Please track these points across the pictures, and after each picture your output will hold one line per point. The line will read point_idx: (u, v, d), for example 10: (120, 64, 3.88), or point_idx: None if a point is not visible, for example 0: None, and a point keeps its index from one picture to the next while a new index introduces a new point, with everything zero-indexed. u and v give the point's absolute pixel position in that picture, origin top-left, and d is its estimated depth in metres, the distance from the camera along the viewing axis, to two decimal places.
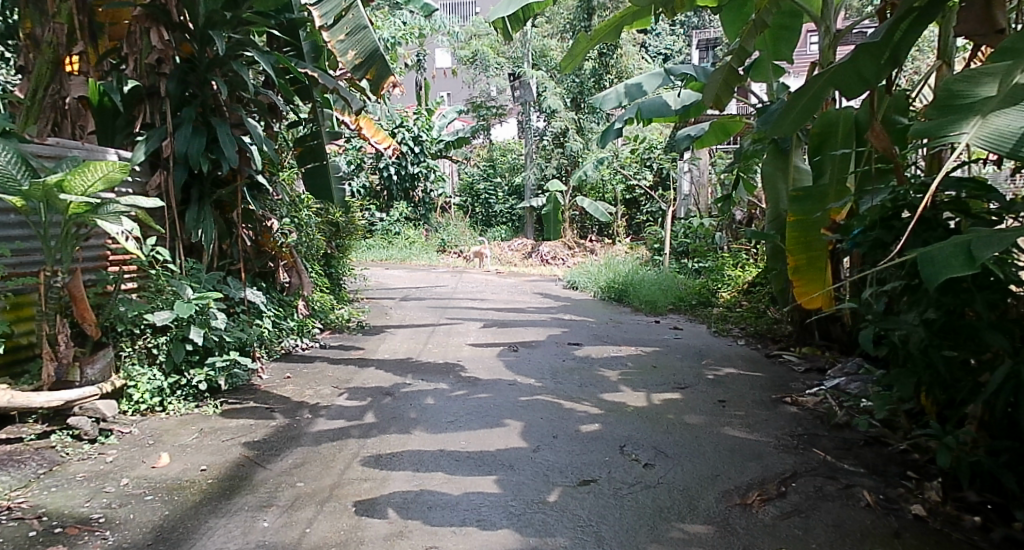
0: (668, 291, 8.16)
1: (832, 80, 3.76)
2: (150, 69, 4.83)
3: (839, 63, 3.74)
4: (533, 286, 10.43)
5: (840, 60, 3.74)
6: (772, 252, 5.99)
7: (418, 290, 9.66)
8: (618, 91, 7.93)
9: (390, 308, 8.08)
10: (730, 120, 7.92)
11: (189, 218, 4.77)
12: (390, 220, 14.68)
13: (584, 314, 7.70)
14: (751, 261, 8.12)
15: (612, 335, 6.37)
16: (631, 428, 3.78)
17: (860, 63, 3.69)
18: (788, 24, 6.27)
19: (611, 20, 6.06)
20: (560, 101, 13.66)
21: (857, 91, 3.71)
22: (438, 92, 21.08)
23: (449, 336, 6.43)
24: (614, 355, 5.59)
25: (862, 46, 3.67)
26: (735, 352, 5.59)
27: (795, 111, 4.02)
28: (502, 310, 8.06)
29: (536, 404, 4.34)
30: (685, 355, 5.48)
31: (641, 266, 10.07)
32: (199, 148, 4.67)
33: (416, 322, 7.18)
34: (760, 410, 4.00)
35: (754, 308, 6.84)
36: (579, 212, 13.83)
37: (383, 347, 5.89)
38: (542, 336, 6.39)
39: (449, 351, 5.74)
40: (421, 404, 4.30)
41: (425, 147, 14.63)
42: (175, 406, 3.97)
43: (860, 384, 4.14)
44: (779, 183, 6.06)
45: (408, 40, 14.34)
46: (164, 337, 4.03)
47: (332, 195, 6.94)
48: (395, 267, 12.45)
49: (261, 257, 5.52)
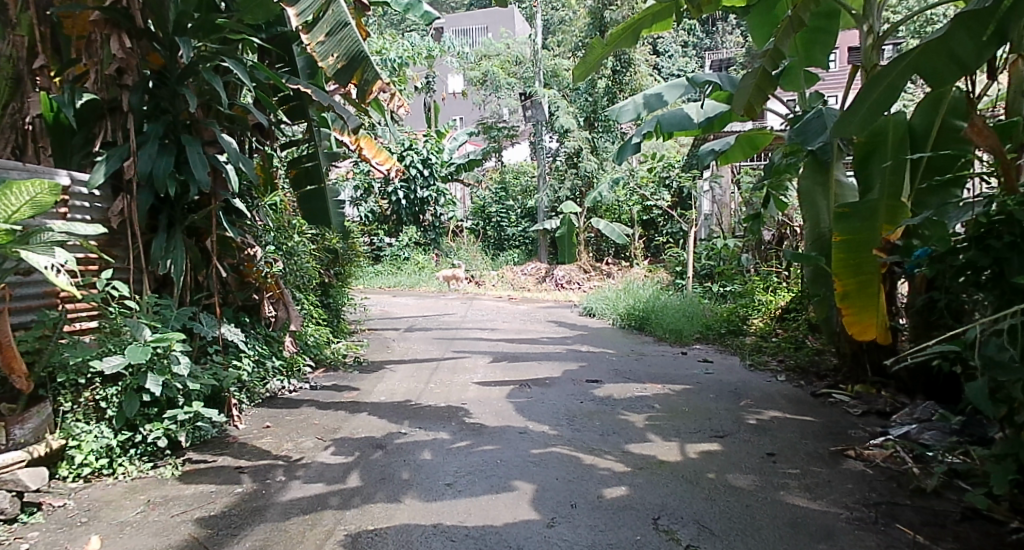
0: (694, 319, 7.53)
1: (921, 59, 3.50)
2: (112, 82, 4.26)
3: (932, 38, 3.48)
4: (547, 313, 9.82)
5: (934, 36, 3.47)
6: (814, 276, 5.40)
7: (424, 320, 9.05)
8: (636, 102, 7.24)
9: (392, 340, 7.49)
10: (759, 133, 7.36)
11: (155, 248, 4.19)
12: (399, 245, 14.14)
13: (604, 345, 7.08)
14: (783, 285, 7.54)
15: (635, 371, 5.73)
16: (665, 495, 3.16)
17: (955, 41, 3.43)
18: (823, 26, 5.69)
19: (630, 21, 5.49)
20: (573, 120, 13.16)
21: (954, 74, 3.44)
22: (450, 116, 20.65)
23: (455, 372, 5.83)
24: (638, 394, 4.96)
25: (960, 20, 3.41)
26: (776, 390, 4.95)
27: (872, 99, 3.64)
28: (513, 341, 7.45)
29: (551, 458, 3.74)
30: (721, 395, 4.84)
31: (663, 290, 9.45)
32: (165, 169, 4.08)
33: (419, 356, 6.58)
34: (819, 468, 3.36)
35: (791, 338, 6.25)
36: (595, 235, 13.24)
37: (381, 387, 5.30)
38: (557, 372, 5.77)
39: (453, 392, 5.14)
40: (416, 460, 3.70)
41: (435, 170, 14.24)
42: (126, 469, 3.40)
43: (936, 433, 3.50)
44: (818, 200, 5.57)
45: (416, 60, 13.92)
46: (116, 387, 3.46)
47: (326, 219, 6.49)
48: (402, 294, 11.89)
49: (243, 289, 4.96)
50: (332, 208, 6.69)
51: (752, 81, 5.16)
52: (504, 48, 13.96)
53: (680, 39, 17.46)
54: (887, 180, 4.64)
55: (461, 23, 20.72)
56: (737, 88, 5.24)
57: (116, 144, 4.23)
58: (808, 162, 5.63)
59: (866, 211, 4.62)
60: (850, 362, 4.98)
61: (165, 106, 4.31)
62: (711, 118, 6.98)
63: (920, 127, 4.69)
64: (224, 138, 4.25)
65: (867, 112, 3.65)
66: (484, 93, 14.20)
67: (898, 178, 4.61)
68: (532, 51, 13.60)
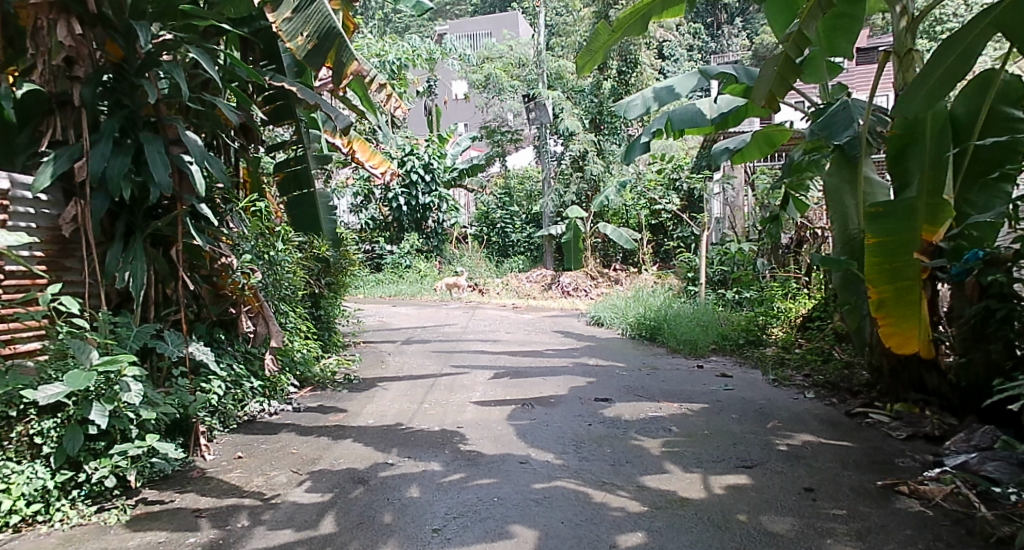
0: (709, 328, 7.05)
1: (1000, 18, 3.48)
2: (60, 73, 3.76)
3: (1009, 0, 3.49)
4: (552, 322, 9.34)
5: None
6: (842, 282, 4.95)
7: (423, 331, 8.58)
8: (645, 96, 6.74)
9: (387, 354, 7.03)
10: (776, 130, 6.90)
11: (110, 259, 3.75)
12: (401, 253, 13.69)
13: (614, 358, 6.61)
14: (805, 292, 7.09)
15: (648, 387, 5.26)
16: (690, 545, 2.74)
17: None
18: (849, 11, 5.21)
19: (637, 5, 5.03)
20: (578, 122, 12.70)
21: None
22: (452, 121, 20.20)
23: (451, 391, 5.36)
24: (653, 415, 4.50)
25: None
26: (806, 410, 4.50)
27: (939, 71, 3.58)
28: (516, 354, 6.98)
29: (555, 494, 3.28)
30: (746, 417, 4.39)
31: (674, 297, 8.98)
32: (120, 170, 3.65)
33: (415, 372, 6.12)
34: (868, 509, 2.92)
35: (816, 350, 5.83)
36: (601, 239, 12.77)
37: (370, 408, 4.85)
38: (562, 389, 5.30)
39: (449, 413, 4.68)
40: (402, 498, 3.26)
41: (437, 175, 13.80)
42: (66, 515, 3.00)
43: (1001, 464, 3.03)
44: (846, 198, 5.15)
45: (414, 63, 13.51)
46: (54, 419, 3.04)
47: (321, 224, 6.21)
48: (402, 304, 11.42)
49: (218, 302, 4.54)
50: (323, 213, 6.35)
51: (774, 69, 4.70)
52: (507, 49, 13.55)
53: (686, 40, 17.02)
54: (926, 175, 4.20)
55: (463, 29, 20.39)
56: (758, 77, 4.79)
57: (66, 143, 3.80)
58: (835, 157, 5.19)
59: (902, 210, 4.16)
60: (887, 378, 4.51)
61: (124, 101, 3.86)
62: (726, 113, 6.53)
63: (963, 116, 4.26)
64: (187, 135, 3.80)
65: (930, 88, 3.61)
66: (486, 97, 13.75)
67: (939, 173, 4.16)
68: (535, 52, 13.19)
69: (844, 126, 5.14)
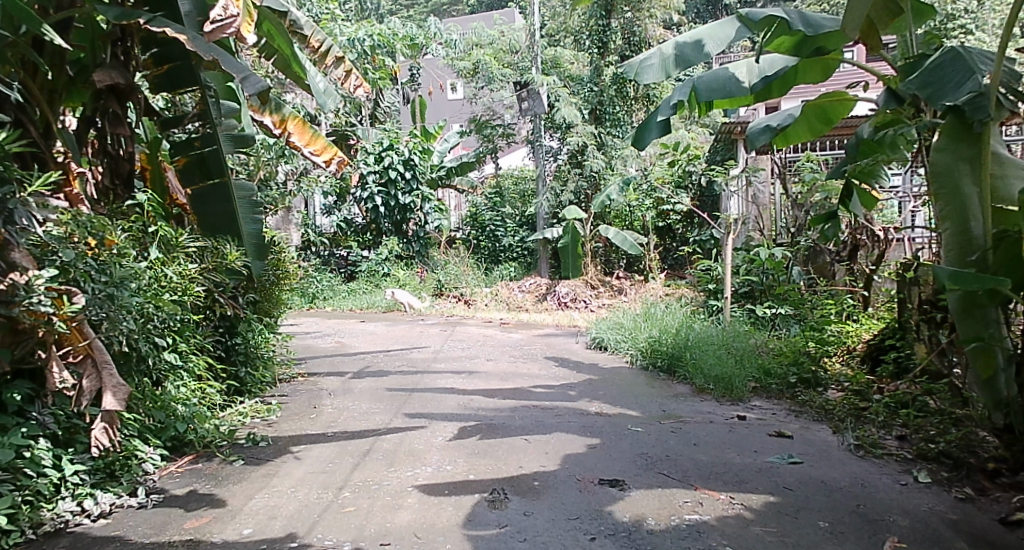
0: (746, 359, 5.43)
1: None
2: None
3: None
4: (545, 345, 7.67)
5: None
6: (966, 308, 3.42)
7: (383, 358, 6.90)
8: (664, 53, 5.05)
9: (327, 395, 5.39)
10: (832, 100, 5.33)
11: None
12: (377, 259, 11.94)
13: (625, 401, 4.97)
14: (865, 326, 5.67)
15: (676, 460, 3.64)
16: None
17: None
18: None
19: None
20: (576, 112, 11.04)
21: None
22: (438, 116, 18.50)
23: (394, 462, 3.72)
24: (690, 522, 2.90)
25: None
26: (931, 519, 2.88)
27: None
28: (493, 394, 5.32)
29: None
30: (840, 533, 2.80)
31: (694, 315, 7.34)
32: None
33: (353, 427, 4.46)
34: None
35: (905, 398, 4.23)
36: (603, 244, 11.09)
37: (263, 499, 3.23)
38: (552, 461, 3.67)
39: (374, 515, 3.05)
40: None
41: (419, 173, 12.20)
42: None
43: None
44: (965, 185, 3.59)
45: (391, 46, 11.86)
46: None
47: (245, 228, 4.78)
48: (372, 320, 9.77)
49: (15, 342, 3.01)
50: (243, 213, 4.79)
51: None
52: (499, 35, 11.88)
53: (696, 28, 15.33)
54: None
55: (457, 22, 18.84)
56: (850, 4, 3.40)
57: None
58: (947, 125, 3.63)
59: None
60: None
61: None
62: (771, 77, 5.04)
63: None
64: None
65: None
66: (473, 87, 11.98)
67: None
68: (528, 36, 11.54)
69: (956, 79, 3.56)
